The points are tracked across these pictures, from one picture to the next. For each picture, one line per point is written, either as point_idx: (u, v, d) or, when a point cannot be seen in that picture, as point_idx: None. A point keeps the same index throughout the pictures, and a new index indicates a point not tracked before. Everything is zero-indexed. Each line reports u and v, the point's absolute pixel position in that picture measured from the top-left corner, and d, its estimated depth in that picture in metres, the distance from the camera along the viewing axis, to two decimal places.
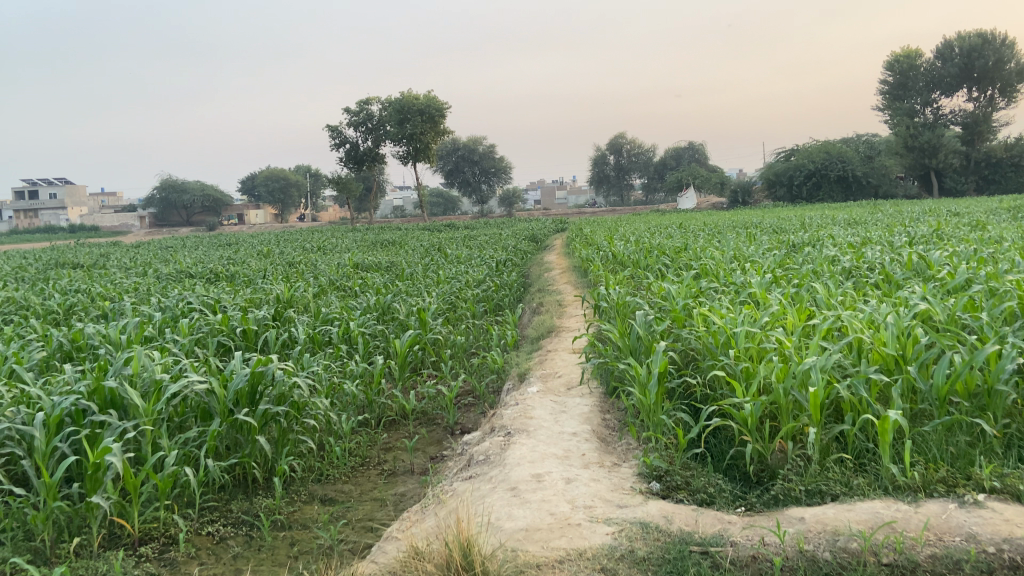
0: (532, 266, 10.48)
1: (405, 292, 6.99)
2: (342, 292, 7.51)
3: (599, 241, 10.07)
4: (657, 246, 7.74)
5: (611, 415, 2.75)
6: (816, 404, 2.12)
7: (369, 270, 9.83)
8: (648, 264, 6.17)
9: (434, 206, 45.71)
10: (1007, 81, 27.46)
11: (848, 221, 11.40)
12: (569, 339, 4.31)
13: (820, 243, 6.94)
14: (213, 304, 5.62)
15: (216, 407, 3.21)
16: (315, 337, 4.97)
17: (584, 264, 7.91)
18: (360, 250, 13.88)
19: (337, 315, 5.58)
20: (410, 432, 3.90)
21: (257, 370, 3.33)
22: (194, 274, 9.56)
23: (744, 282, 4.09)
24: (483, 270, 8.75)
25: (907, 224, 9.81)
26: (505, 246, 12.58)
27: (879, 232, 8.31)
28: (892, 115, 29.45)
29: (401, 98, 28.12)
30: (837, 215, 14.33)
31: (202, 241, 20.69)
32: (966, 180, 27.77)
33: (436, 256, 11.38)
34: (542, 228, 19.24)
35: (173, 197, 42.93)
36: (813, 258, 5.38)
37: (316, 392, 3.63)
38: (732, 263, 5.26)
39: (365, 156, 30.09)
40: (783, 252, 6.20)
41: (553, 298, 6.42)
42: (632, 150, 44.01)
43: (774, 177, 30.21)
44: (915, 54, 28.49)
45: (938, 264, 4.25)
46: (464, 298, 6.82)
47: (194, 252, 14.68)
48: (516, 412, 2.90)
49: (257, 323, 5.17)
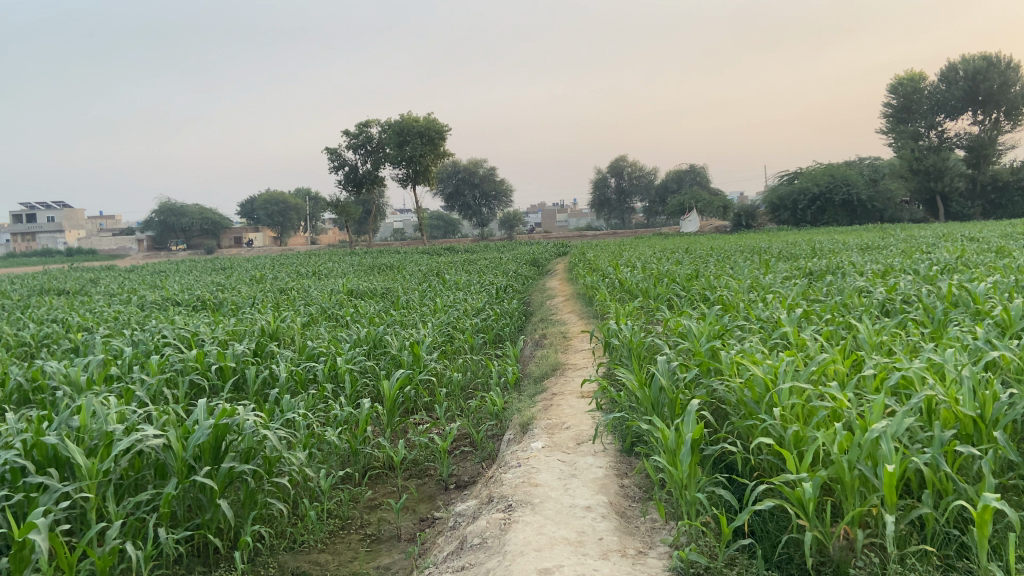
0: (534, 293, 10.12)
1: (400, 322, 6.60)
2: (334, 322, 7.14)
3: (603, 266, 9.69)
4: (666, 273, 7.37)
5: (630, 482, 2.33)
6: (891, 484, 1.70)
7: (363, 297, 9.44)
8: (658, 293, 5.78)
9: (434, 229, 45.51)
10: (1012, 103, 27.16)
11: (861, 246, 11.03)
12: (576, 380, 3.89)
13: (841, 271, 6.55)
14: (191, 337, 5.22)
15: (172, 465, 2.80)
16: (298, 375, 4.58)
17: (589, 292, 7.50)
18: (355, 275, 13.48)
19: (324, 350, 5.17)
20: (399, 488, 3.48)
21: (222, 422, 2.94)
22: (180, 303, 9.17)
23: (771, 318, 3.68)
24: (482, 297, 8.35)
25: (926, 249, 9.41)
26: (505, 271, 12.24)
27: (898, 258, 7.93)
28: (897, 138, 29.27)
29: (400, 120, 27.93)
30: (847, 239, 13.95)
31: (196, 266, 20.39)
32: (972, 205, 27.45)
33: (433, 281, 10.99)
34: (542, 252, 18.85)
35: (172, 220, 42.68)
36: (839, 289, 4.97)
37: (291, 444, 3.23)
38: (752, 295, 4.86)
39: (365, 179, 29.88)
40: (804, 281, 5.79)
41: (557, 329, 6.01)
42: (632, 173, 43.83)
43: (778, 201, 29.91)
44: (919, 77, 28.53)
45: (985, 297, 3.84)
46: (462, 330, 6.41)
47: (186, 277, 14.34)
48: (518, 476, 2.47)
49: (237, 359, 4.77)
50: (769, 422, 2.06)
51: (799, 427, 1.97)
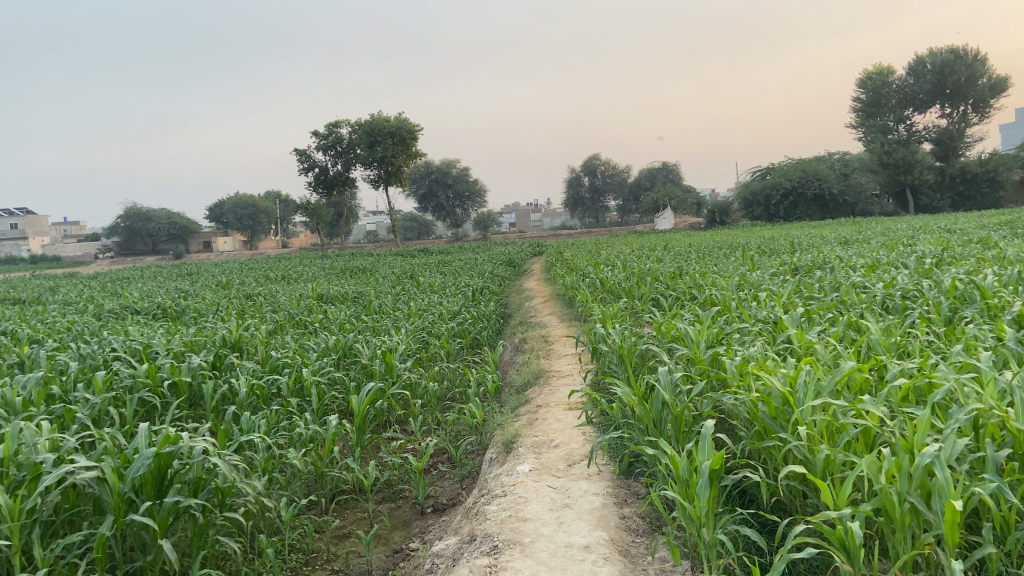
0: (511, 294, 9.84)
1: (372, 328, 6.28)
2: (302, 329, 6.78)
3: (582, 265, 9.43)
4: (648, 271, 7.12)
5: (632, 512, 2.03)
6: (951, 522, 1.43)
7: (333, 302, 9.07)
8: (642, 293, 5.52)
9: (408, 231, 45.08)
10: (980, 96, 27.48)
11: (840, 240, 10.91)
12: (562, 390, 3.60)
13: (828, 265, 6.35)
14: (143, 349, 4.83)
15: (108, 502, 2.46)
16: (260, 390, 4.23)
17: (569, 293, 7.22)
18: (326, 279, 13.09)
19: (289, 361, 4.82)
20: (370, 515, 3.16)
21: (165, 451, 2.60)
22: (139, 311, 8.73)
23: (770, 318, 3.42)
24: (457, 300, 8.04)
25: (906, 242, 9.27)
26: (482, 272, 11.97)
27: (882, 252, 7.76)
28: (867, 132, 29.50)
29: (370, 120, 27.46)
30: (823, 233, 13.86)
31: (162, 271, 19.83)
32: (941, 197, 27.70)
33: (407, 284, 10.67)
34: (517, 252, 18.54)
35: (138, 225, 41.68)
36: (834, 284, 4.74)
37: (246, 473, 2.91)
38: (743, 293, 4.61)
39: (335, 181, 29.36)
40: (794, 277, 5.57)
41: (538, 333, 5.71)
42: (605, 171, 43.72)
43: (751, 197, 29.99)
44: (887, 71, 28.77)
45: (994, 290, 3.61)
46: (438, 335, 6.10)
47: (149, 284, 13.82)
48: (505, 508, 2.17)
49: (193, 373, 4.41)
50: (794, 444, 1.78)
51: (830, 450, 1.69)
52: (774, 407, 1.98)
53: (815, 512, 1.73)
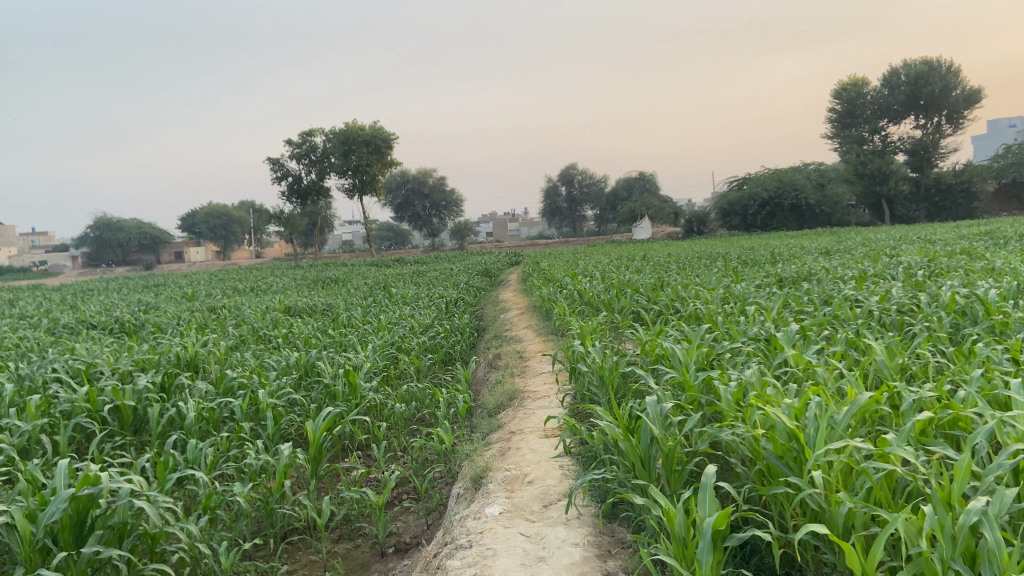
0: (487, 305, 9.58)
1: (339, 343, 5.96)
2: (265, 344, 6.44)
3: (559, 276, 9.17)
4: (628, 282, 6.88)
5: (617, 569, 1.75)
6: None
7: (301, 315, 8.71)
8: (622, 306, 5.26)
9: (385, 241, 44.70)
10: (953, 107, 27.77)
11: (821, 250, 10.78)
12: (538, 414, 3.30)
13: (815, 277, 6.15)
14: (86, 369, 4.46)
15: (17, 552, 2.14)
16: (210, 415, 3.90)
17: (546, 305, 6.95)
18: (296, 291, 12.71)
19: (245, 381, 4.48)
20: (323, 558, 2.84)
21: (83, 493, 2.27)
22: (96, 326, 8.31)
23: (762, 336, 3.17)
24: (431, 312, 7.74)
25: (888, 252, 9.15)
26: (458, 282, 11.69)
27: (867, 262, 7.59)
28: (842, 143, 29.71)
29: (345, 128, 27.07)
30: (802, 243, 13.77)
31: (129, 283, 19.30)
32: (916, 207, 27.93)
33: (380, 295, 10.35)
34: (494, 262, 18.25)
35: (109, 235, 40.78)
36: (824, 297, 4.52)
37: (182, 516, 2.58)
38: (730, 308, 4.37)
39: (309, 190, 28.92)
40: (780, 289, 5.34)
41: (513, 347, 5.43)
42: (583, 181, 43.67)
43: (727, 206, 30.08)
44: (861, 83, 29.00)
45: (999, 304, 3.40)
46: (408, 351, 5.79)
47: (113, 296, 13.34)
48: (470, 564, 1.87)
49: (138, 396, 4.05)
50: (808, 493, 1.52)
51: (854, 503, 1.43)
52: (779, 444, 1.73)
53: (833, 573, 1.47)
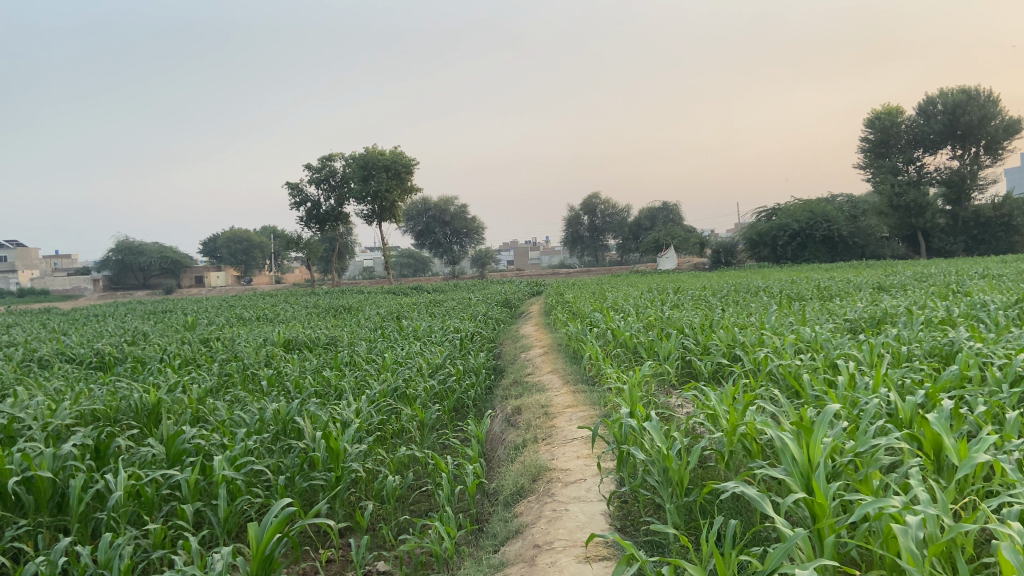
0: (505, 340, 8.71)
1: (330, 391, 5.08)
2: (247, 388, 5.57)
3: (587, 310, 8.29)
4: (668, 320, 5.97)
5: None
6: None
7: (300, 351, 7.86)
8: (666, 353, 4.34)
9: (404, 267, 44.06)
10: (993, 137, 26.59)
11: (875, 285, 9.79)
12: (572, 513, 2.39)
13: (894, 319, 5.18)
14: (9, 425, 3.61)
15: None
16: (144, 491, 3.02)
17: (574, 347, 6.05)
18: (305, 321, 11.92)
19: (203, 442, 3.60)
20: None
21: None
22: (73, 360, 7.46)
23: (895, 416, 2.24)
24: (443, 349, 6.85)
25: (956, 289, 8.16)
26: (475, 313, 10.86)
27: (941, 301, 6.60)
28: (875, 173, 28.76)
29: (365, 153, 26.56)
30: (847, 277, 12.82)
31: (136, 308, 18.61)
32: (954, 240, 26.77)
33: (390, 328, 9.51)
34: (513, 291, 17.42)
35: (130, 259, 40.35)
36: (933, 350, 3.55)
37: None
38: (813, 362, 3.42)
39: (327, 216, 28.32)
40: (862, 334, 4.38)
41: (536, 399, 4.50)
42: (605, 210, 42.84)
43: (756, 237, 29.12)
44: (896, 111, 28.10)
45: None
46: (413, 401, 4.87)
47: (113, 323, 12.56)
48: None
49: (61, 463, 3.20)
50: None
51: None
52: None
53: None
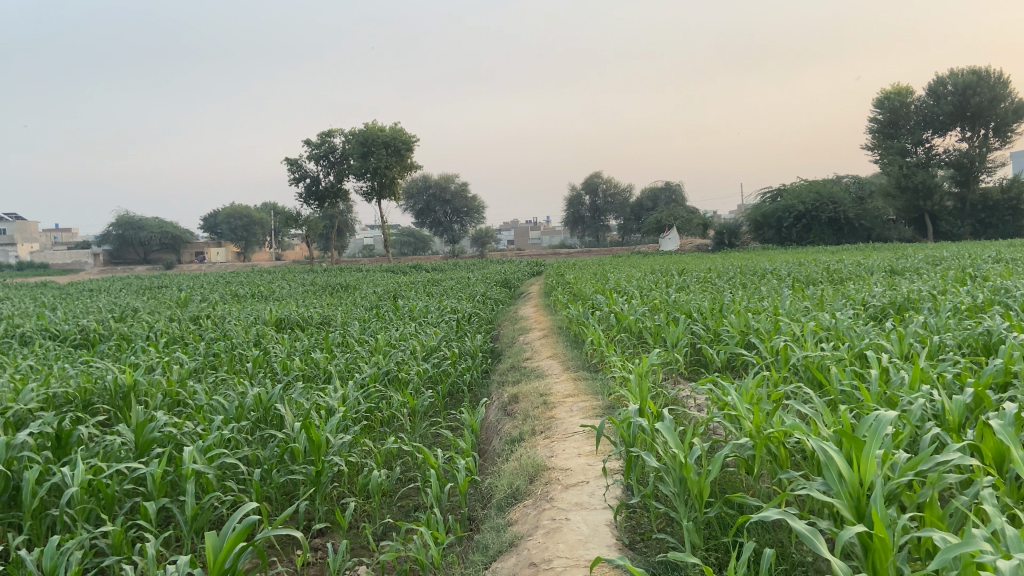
0: (503, 321, 8.43)
1: (317, 375, 4.81)
2: (230, 368, 5.29)
3: (588, 292, 7.99)
4: (674, 303, 5.68)
5: None
6: None
7: (292, 331, 7.58)
8: (674, 340, 4.05)
9: (404, 245, 43.62)
10: (1002, 119, 26.14)
11: (886, 269, 9.47)
12: (573, 522, 2.12)
13: (915, 305, 4.89)
14: None
15: None
16: (100, 485, 2.72)
17: (576, 331, 5.77)
18: (300, 299, 11.61)
19: (174, 430, 3.31)
20: None
21: None
22: (56, 337, 7.16)
23: (945, 419, 1.96)
24: (438, 331, 6.57)
25: (972, 273, 7.85)
26: (473, 293, 10.56)
27: (960, 286, 6.29)
28: (882, 154, 28.31)
29: (365, 128, 26.09)
30: (854, 260, 12.53)
31: (130, 283, 18.26)
32: (962, 223, 26.41)
33: (385, 307, 9.22)
34: (513, 271, 17.08)
35: (129, 233, 39.84)
36: (968, 341, 3.26)
37: None
38: (836, 353, 3.13)
39: (326, 193, 27.88)
40: (884, 322, 4.10)
41: (534, 387, 4.21)
42: (608, 190, 42.38)
43: (761, 219, 28.78)
44: (905, 91, 27.59)
45: None
46: (405, 386, 4.59)
47: (103, 299, 12.24)
48: None
49: (16, 454, 2.91)
50: None
51: None
52: None
53: None
